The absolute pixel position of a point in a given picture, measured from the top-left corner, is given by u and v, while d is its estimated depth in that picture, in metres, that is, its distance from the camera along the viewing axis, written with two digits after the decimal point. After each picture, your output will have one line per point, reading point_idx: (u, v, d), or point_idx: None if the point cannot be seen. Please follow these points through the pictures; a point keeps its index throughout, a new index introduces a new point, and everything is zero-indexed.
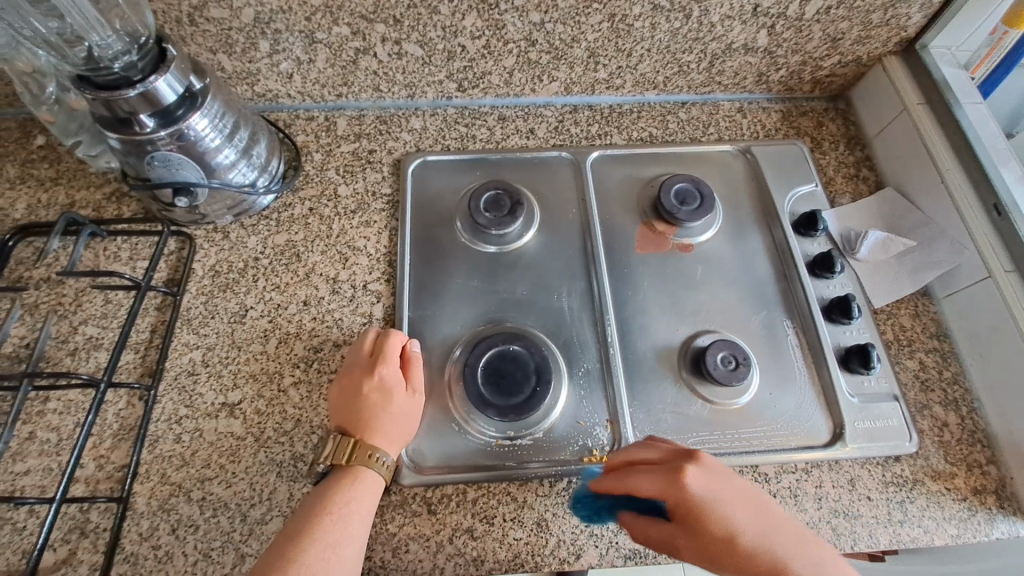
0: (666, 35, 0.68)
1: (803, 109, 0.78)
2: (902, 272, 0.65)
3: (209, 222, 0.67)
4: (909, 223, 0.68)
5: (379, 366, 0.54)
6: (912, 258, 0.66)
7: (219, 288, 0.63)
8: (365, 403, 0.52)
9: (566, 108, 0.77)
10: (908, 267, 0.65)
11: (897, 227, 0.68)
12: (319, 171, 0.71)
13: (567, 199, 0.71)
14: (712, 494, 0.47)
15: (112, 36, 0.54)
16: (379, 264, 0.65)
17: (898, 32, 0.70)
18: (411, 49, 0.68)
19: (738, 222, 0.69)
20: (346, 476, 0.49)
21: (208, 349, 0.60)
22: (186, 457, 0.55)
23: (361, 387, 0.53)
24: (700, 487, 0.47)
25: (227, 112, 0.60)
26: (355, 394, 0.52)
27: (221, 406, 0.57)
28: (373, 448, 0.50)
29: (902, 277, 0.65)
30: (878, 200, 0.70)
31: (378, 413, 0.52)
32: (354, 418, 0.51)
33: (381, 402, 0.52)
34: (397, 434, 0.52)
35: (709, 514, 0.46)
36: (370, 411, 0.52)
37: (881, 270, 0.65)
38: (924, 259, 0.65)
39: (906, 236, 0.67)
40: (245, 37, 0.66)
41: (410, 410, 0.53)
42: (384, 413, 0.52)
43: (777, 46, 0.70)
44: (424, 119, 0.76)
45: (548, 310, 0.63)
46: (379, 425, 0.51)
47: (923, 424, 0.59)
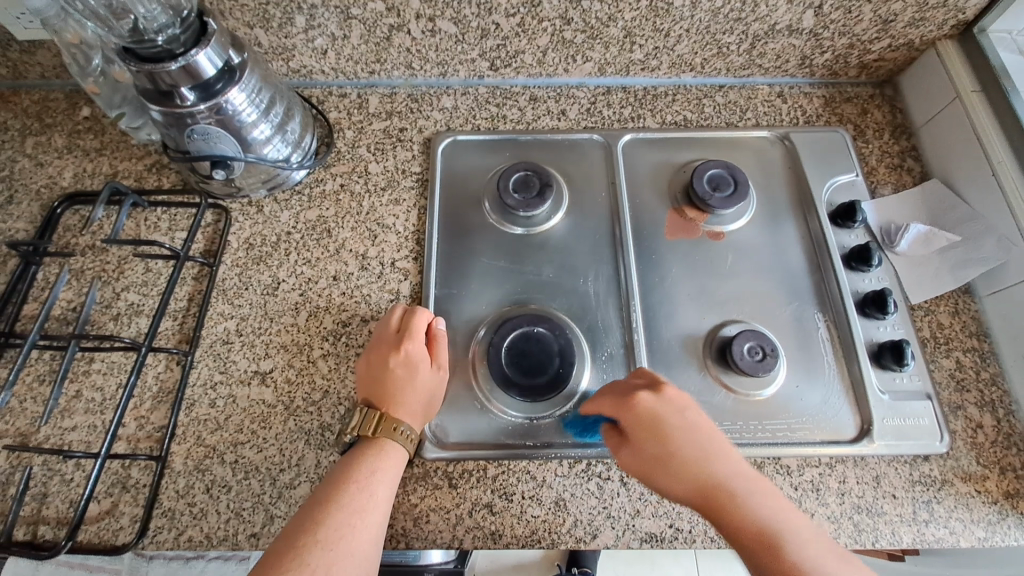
0: (706, 14, 0.65)
1: (847, 95, 0.75)
2: (944, 268, 0.63)
3: (244, 196, 0.68)
4: (955, 217, 0.65)
5: (406, 341, 0.55)
6: (956, 253, 0.63)
7: (253, 260, 0.65)
8: (392, 375, 0.53)
9: (599, 89, 0.76)
10: (952, 263, 0.63)
11: (941, 221, 0.65)
12: (351, 148, 0.72)
13: (597, 182, 0.70)
14: (665, 416, 0.49)
15: (157, 8, 0.55)
16: (407, 242, 0.66)
17: (956, 14, 0.66)
18: (445, 27, 0.68)
19: (772, 210, 0.68)
20: (371, 447, 0.50)
21: (242, 319, 0.62)
22: (221, 421, 0.57)
23: (388, 361, 0.54)
24: (652, 406, 0.50)
25: (263, 88, 0.61)
26: (383, 367, 0.54)
27: (253, 374, 0.59)
28: (398, 422, 0.51)
29: (944, 273, 0.63)
30: (921, 192, 0.67)
31: (404, 385, 0.53)
32: (381, 390, 0.53)
33: (407, 375, 0.53)
34: (421, 408, 0.53)
35: (646, 429, 0.49)
36: (396, 384, 0.53)
37: (922, 265, 0.63)
38: (968, 255, 0.63)
39: (951, 230, 0.64)
40: (283, 13, 0.66)
41: (434, 386, 0.55)
42: (410, 386, 0.53)
43: (823, 27, 0.67)
44: (455, 99, 0.76)
45: (573, 293, 0.63)
46: (405, 399, 0.53)
47: (956, 424, 0.57)
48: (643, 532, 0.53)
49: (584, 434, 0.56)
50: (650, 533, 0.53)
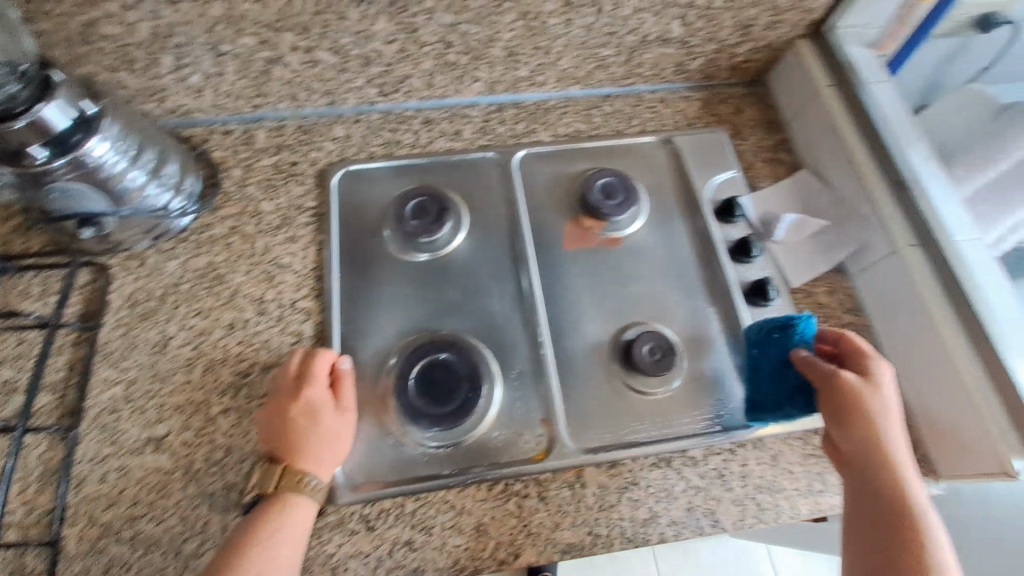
0: (582, 30, 0.67)
1: (723, 96, 0.80)
2: (817, 248, 0.68)
3: (125, 249, 0.65)
4: (823, 202, 0.70)
5: (306, 387, 0.54)
6: (826, 234, 0.68)
7: (139, 318, 0.62)
8: (292, 424, 0.52)
9: (491, 107, 0.77)
10: (823, 245, 0.68)
11: (811, 207, 0.71)
12: (239, 187, 0.69)
13: (496, 201, 0.71)
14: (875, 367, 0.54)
15: None
16: (306, 280, 0.65)
17: (807, 16, 0.72)
18: (324, 57, 0.66)
19: (663, 213, 0.71)
20: (275, 504, 0.49)
21: (132, 383, 0.59)
22: (115, 496, 0.54)
23: (287, 411, 0.52)
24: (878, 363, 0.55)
25: (129, 134, 0.58)
26: (284, 417, 0.52)
27: (147, 441, 0.56)
28: (301, 473, 0.50)
29: (817, 254, 0.68)
30: (793, 182, 0.73)
31: (306, 433, 0.52)
32: (282, 442, 0.51)
33: (309, 422, 0.52)
34: (328, 454, 0.52)
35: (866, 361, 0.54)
36: (298, 433, 0.51)
37: (797, 249, 0.68)
38: (836, 236, 0.68)
39: (820, 215, 0.70)
40: (145, 54, 0.62)
41: (339, 429, 0.54)
42: (313, 433, 0.52)
43: (692, 36, 0.71)
44: (347, 127, 0.74)
45: (480, 315, 0.64)
46: (308, 447, 0.51)
47: None
48: (564, 544, 0.54)
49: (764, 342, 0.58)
50: (571, 544, 0.54)
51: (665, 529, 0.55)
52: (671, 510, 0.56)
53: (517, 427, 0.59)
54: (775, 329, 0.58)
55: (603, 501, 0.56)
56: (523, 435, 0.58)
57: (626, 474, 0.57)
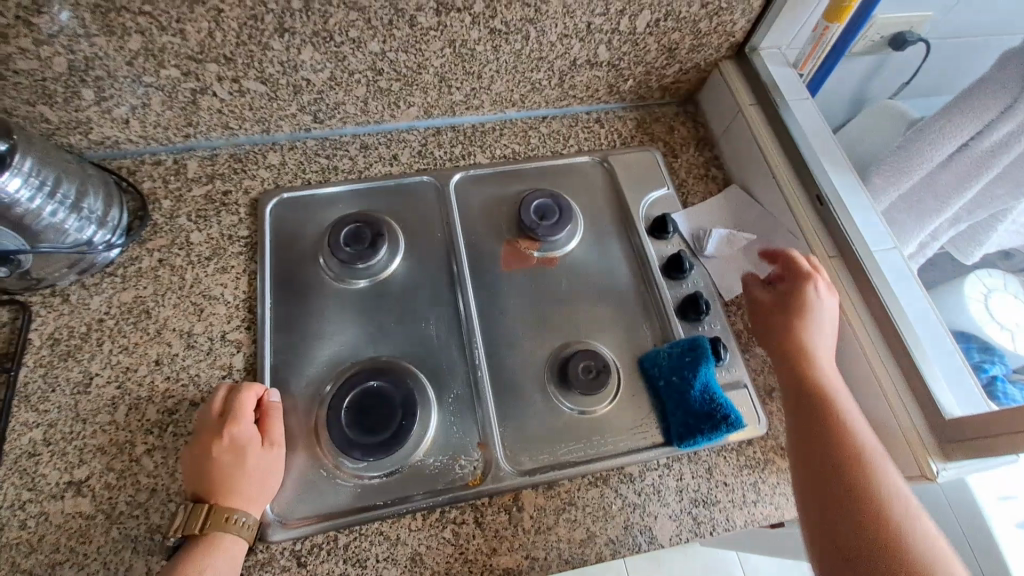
0: (510, 56, 0.69)
1: (656, 115, 0.82)
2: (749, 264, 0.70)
3: (46, 286, 0.62)
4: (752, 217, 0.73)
5: (231, 422, 0.52)
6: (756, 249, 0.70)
7: (60, 357, 0.59)
8: (217, 462, 0.50)
9: (429, 131, 0.78)
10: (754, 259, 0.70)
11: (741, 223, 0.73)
12: (169, 219, 0.68)
13: (432, 224, 0.71)
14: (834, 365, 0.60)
15: None
16: (238, 311, 0.64)
17: (728, 38, 0.75)
18: (253, 86, 0.66)
19: (599, 231, 0.72)
20: (201, 545, 0.47)
21: (51, 425, 0.56)
22: (30, 546, 0.52)
23: (211, 449, 0.51)
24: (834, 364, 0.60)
25: (44, 168, 0.56)
26: (209, 454, 0.51)
27: (66, 485, 0.54)
28: (229, 511, 0.49)
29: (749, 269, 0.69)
30: (725, 198, 0.74)
31: (233, 470, 0.50)
32: (207, 480, 0.50)
33: (235, 459, 0.51)
34: (257, 490, 0.51)
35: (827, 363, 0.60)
36: (224, 470, 0.50)
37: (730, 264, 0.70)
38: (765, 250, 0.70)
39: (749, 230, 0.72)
40: (65, 87, 0.61)
41: (268, 463, 0.53)
42: (241, 469, 0.51)
43: (619, 59, 0.73)
44: (282, 154, 0.74)
45: (415, 340, 0.63)
46: (236, 483, 0.50)
47: (772, 406, 0.64)
48: (501, 569, 0.54)
49: (674, 367, 0.61)
50: (508, 568, 0.54)
51: (602, 549, 0.55)
52: (608, 529, 0.56)
53: (453, 452, 0.58)
54: (685, 352, 0.61)
55: (541, 523, 0.56)
56: (460, 460, 0.58)
57: (564, 495, 0.57)
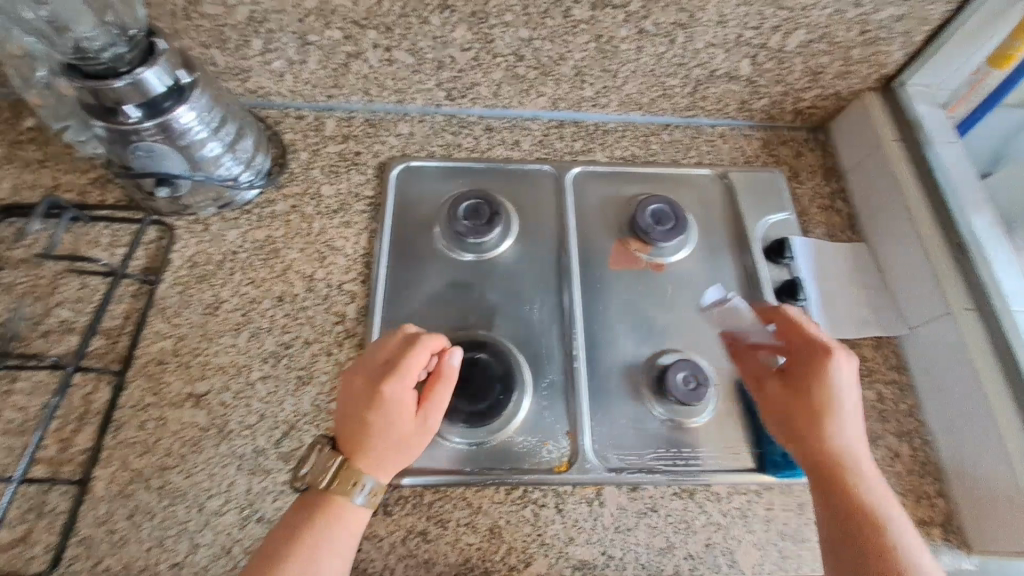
0: (650, 59, 0.69)
1: (783, 138, 0.80)
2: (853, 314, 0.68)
3: (191, 213, 0.68)
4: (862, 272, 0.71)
5: (400, 382, 0.50)
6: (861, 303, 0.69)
7: (195, 279, 0.64)
8: (365, 421, 0.49)
9: (552, 123, 0.79)
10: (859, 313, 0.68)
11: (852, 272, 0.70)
12: (304, 170, 0.72)
13: (546, 212, 0.72)
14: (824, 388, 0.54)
15: (97, 28, 0.54)
16: (356, 265, 0.67)
17: (879, 69, 0.72)
18: (401, 57, 0.69)
19: (712, 245, 0.71)
20: (328, 499, 0.48)
21: (180, 338, 0.61)
22: (149, 444, 0.56)
23: (370, 410, 0.49)
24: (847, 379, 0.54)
25: (215, 106, 0.61)
26: (357, 409, 0.49)
27: (187, 396, 0.58)
28: (356, 475, 0.49)
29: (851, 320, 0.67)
30: (850, 248, 0.72)
31: (378, 433, 0.49)
32: (352, 437, 0.49)
33: (383, 422, 0.49)
34: (395, 457, 0.50)
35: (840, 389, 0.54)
36: (370, 432, 0.49)
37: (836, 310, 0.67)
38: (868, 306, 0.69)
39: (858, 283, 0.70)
40: (239, 35, 0.66)
41: (413, 430, 0.51)
42: (385, 433, 0.49)
43: (759, 76, 0.72)
44: (412, 125, 0.77)
45: (518, 320, 0.64)
46: (377, 445, 0.49)
47: (876, 453, 0.61)
48: (576, 560, 0.53)
49: None
50: (583, 561, 0.53)
51: (681, 562, 0.54)
52: (689, 544, 0.55)
53: (542, 436, 0.59)
54: None
55: (621, 523, 0.55)
56: (548, 445, 0.58)
57: (647, 500, 0.56)
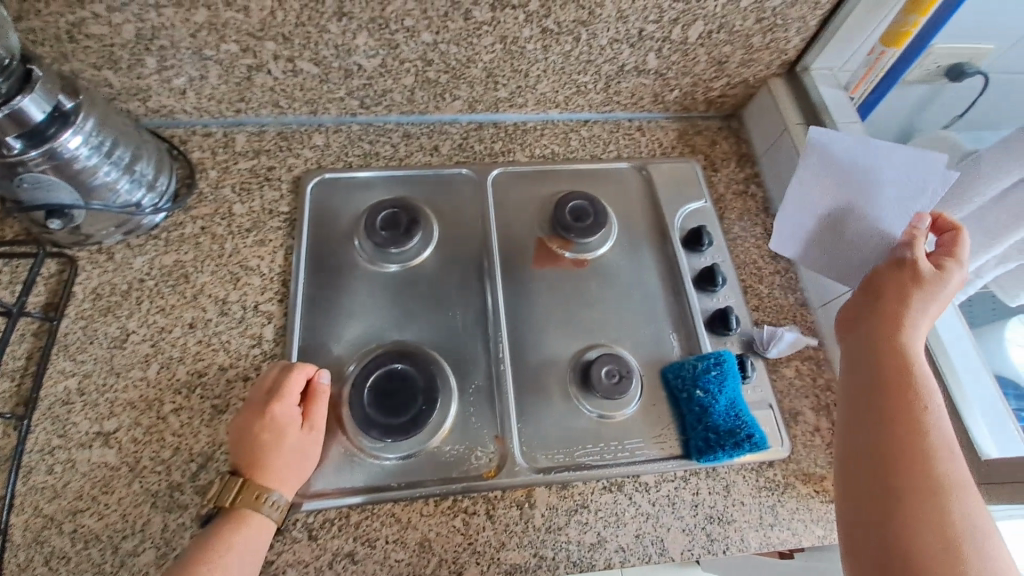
0: (559, 57, 0.69)
1: (699, 127, 0.82)
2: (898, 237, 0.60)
3: (93, 243, 0.65)
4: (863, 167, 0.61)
5: (282, 403, 0.53)
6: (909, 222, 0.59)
7: (100, 312, 0.61)
8: (257, 444, 0.51)
9: (471, 125, 0.78)
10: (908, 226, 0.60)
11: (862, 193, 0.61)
12: (214, 189, 0.70)
13: (467, 216, 0.71)
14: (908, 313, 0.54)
15: None
16: (272, 284, 0.65)
17: (780, 56, 0.74)
18: (306, 67, 0.68)
19: (633, 238, 0.72)
20: (230, 521, 0.48)
21: (85, 376, 0.58)
22: (56, 490, 0.53)
23: (258, 435, 0.51)
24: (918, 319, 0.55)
25: (105, 129, 0.59)
26: (244, 434, 0.52)
27: (96, 435, 0.56)
28: (260, 490, 0.49)
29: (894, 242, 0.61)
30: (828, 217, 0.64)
31: (271, 456, 0.51)
32: (242, 461, 0.50)
33: (275, 443, 0.51)
34: (291, 474, 0.51)
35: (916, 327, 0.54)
36: (264, 454, 0.50)
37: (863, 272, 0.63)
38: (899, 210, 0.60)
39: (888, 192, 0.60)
40: (129, 54, 0.63)
41: (307, 447, 0.53)
42: (277, 452, 0.51)
43: (668, 68, 0.73)
44: (327, 136, 0.76)
45: (442, 327, 0.64)
46: (268, 466, 0.50)
47: (796, 429, 0.63)
48: (508, 564, 0.53)
49: (699, 379, 0.59)
50: (515, 564, 0.53)
51: (612, 555, 0.54)
52: (619, 536, 0.55)
53: (470, 443, 0.58)
54: (711, 366, 0.59)
55: (551, 522, 0.55)
56: (477, 452, 0.58)
57: (577, 496, 0.57)
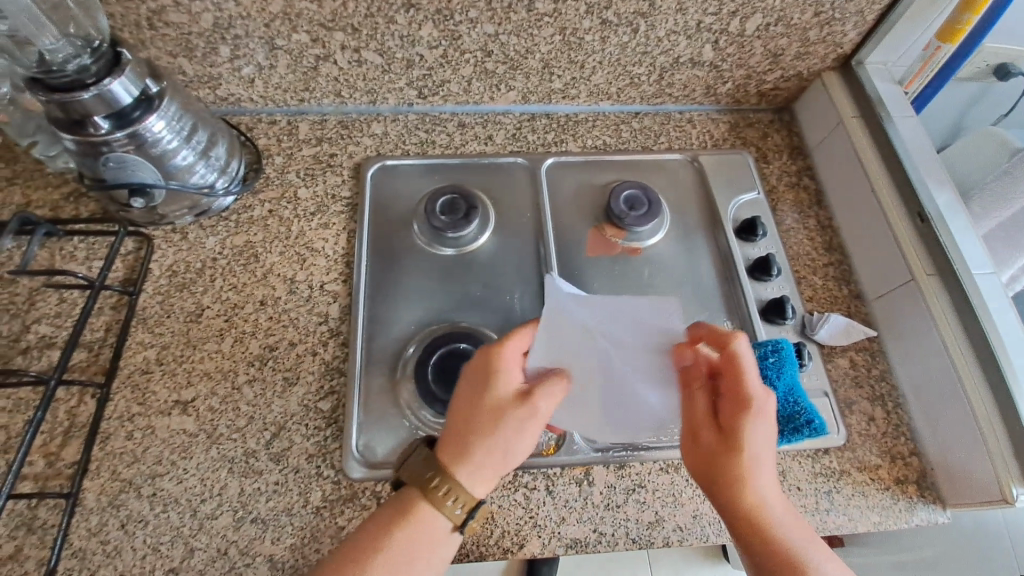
0: (616, 48, 0.71)
1: (749, 120, 0.82)
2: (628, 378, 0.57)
3: (168, 223, 0.68)
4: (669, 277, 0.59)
5: (502, 391, 0.50)
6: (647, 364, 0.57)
7: (176, 287, 0.64)
8: (487, 432, 0.48)
9: (524, 116, 0.80)
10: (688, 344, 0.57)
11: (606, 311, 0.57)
12: (280, 174, 0.73)
13: (522, 204, 0.73)
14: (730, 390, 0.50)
15: (61, 40, 0.56)
16: (336, 265, 0.67)
17: (835, 49, 0.75)
18: (370, 57, 0.70)
19: (685, 228, 0.73)
20: (409, 512, 0.47)
21: (164, 347, 0.61)
22: (138, 454, 0.56)
23: (491, 421, 0.49)
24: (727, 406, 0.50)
25: (185, 114, 0.61)
26: (460, 420, 0.49)
27: (174, 404, 0.58)
28: (447, 483, 0.47)
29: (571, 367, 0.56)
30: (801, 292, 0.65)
31: (467, 444, 0.48)
32: (448, 446, 0.49)
33: (509, 433, 0.49)
34: (481, 469, 0.48)
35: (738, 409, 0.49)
36: (450, 441, 0.49)
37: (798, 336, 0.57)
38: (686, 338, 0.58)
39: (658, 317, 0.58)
40: (206, 42, 0.66)
41: (519, 435, 0.49)
42: (493, 446, 0.48)
43: (722, 60, 0.74)
44: (385, 125, 0.78)
45: (500, 310, 0.66)
46: (486, 459, 0.48)
47: (852, 418, 0.63)
48: (568, 538, 0.55)
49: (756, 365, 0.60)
50: (575, 539, 0.55)
51: (670, 534, 0.56)
52: (676, 516, 0.56)
53: None
54: (768, 353, 0.60)
55: (609, 500, 0.57)
56: None
57: (634, 476, 0.58)
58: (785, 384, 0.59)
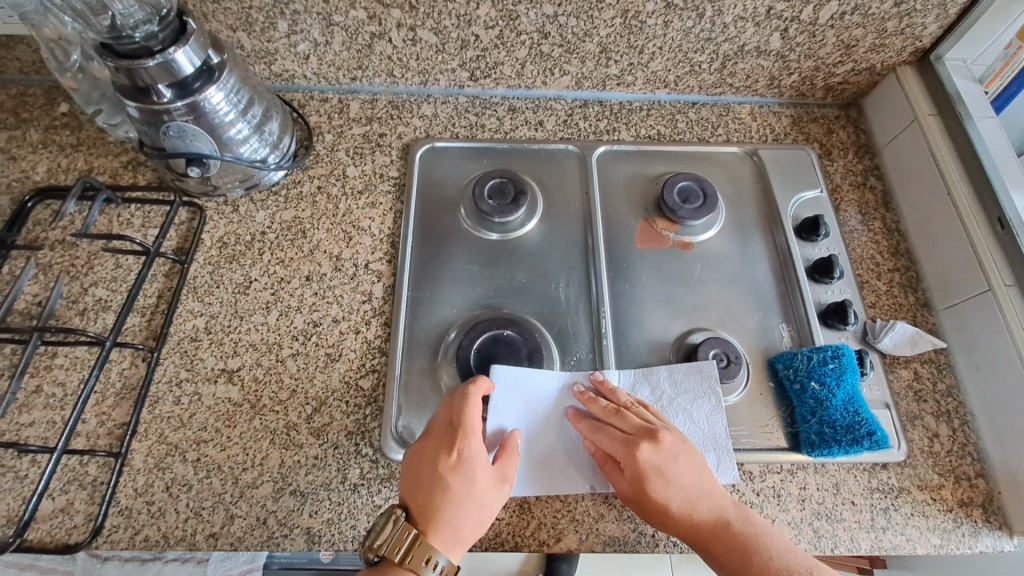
0: (678, 33, 0.68)
1: (814, 115, 0.78)
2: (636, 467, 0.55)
3: (220, 195, 0.68)
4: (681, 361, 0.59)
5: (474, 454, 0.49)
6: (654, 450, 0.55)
7: (226, 258, 0.65)
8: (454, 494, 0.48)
9: (576, 102, 0.78)
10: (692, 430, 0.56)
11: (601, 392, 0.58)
12: (330, 152, 0.73)
13: (571, 191, 0.71)
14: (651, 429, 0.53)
15: (134, 5, 0.55)
16: (381, 244, 0.67)
17: (914, 42, 0.70)
18: (425, 36, 0.69)
19: (741, 223, 0.70)
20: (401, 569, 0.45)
21: (212, 317, 0.62)
22: (184, 419, 0.57)
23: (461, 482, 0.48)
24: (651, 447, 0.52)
25: (243, 88, 0.62)
26: (435, 487, 0.48)
27: (221, 371, 0.59)
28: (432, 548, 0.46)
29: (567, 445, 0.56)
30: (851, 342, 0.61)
31: (445, 506, 0.47)
32: (422, 514, 0.47)
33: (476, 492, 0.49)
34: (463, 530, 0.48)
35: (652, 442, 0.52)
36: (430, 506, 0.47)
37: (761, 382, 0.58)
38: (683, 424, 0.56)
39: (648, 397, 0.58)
40: (265, 17, 0.67)
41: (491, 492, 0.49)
42: (473, 509, 0.48)
43: (790, 50, 0.70)
44: (435, 106, 0.77)
45: (545, 298, 0.64)
46: (467, 522, 0.48)
47: (913, 433, 0.59)
48: (607, 535, 0.53)
49: (813, 372, 0.57)
50: (614, 536, 0.53)
51: None
52: None
53: None
54: (826, 359, 0.57)
55: None
56: None
57: None
58: (844, 392, 0.56)
